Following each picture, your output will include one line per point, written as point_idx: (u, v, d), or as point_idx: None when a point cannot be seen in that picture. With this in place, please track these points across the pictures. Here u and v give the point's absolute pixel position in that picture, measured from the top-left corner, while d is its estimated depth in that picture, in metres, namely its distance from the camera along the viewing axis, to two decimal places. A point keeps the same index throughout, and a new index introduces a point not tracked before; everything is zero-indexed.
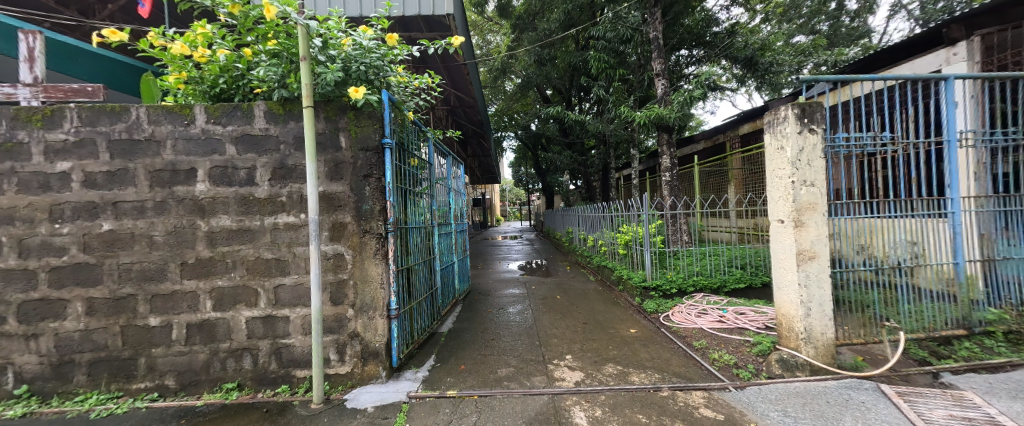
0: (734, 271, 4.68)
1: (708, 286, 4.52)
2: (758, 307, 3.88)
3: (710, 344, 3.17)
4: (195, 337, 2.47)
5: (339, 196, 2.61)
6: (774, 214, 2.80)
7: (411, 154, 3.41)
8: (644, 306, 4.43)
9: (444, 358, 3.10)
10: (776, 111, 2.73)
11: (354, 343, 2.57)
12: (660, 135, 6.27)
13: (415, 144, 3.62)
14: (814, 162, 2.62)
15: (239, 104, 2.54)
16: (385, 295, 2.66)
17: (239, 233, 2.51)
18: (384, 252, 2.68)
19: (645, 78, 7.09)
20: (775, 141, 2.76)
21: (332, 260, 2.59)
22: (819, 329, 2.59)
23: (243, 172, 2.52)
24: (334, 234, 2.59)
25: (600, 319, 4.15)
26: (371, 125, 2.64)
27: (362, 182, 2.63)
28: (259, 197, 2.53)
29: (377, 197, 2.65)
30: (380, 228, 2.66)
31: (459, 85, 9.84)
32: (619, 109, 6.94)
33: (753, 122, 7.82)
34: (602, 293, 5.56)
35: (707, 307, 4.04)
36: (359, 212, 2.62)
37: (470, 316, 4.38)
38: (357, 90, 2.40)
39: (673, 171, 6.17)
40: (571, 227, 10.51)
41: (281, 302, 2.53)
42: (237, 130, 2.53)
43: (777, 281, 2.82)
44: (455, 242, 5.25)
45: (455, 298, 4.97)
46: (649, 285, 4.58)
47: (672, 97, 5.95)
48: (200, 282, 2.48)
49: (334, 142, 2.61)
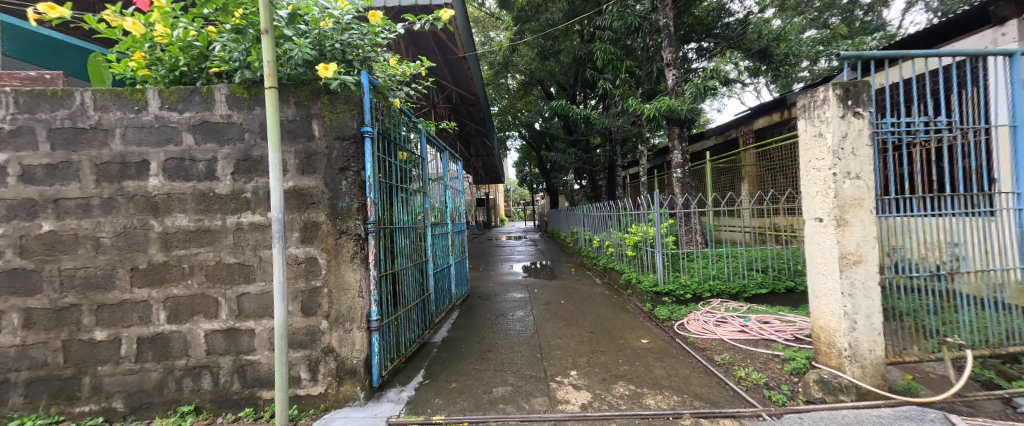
0: (755, 274, 4.27)
1: (726, 291, 4.14)
2: (783, 315, 3.50)
3: (734, 359, 2.80)
4: (148, 353, 2.17)
5: (312, 192, 2.29)
6: (810, 212, 2.43)
7: (398, 147, 3.08)
8: (655, 312, 4.07)
9: (434, 374, 2.77)
10: (813, 92, 2.37)
11: (328, 360, 2.26)
12: (671, 129, 5.89)
13: (405, 137, 3.31)
14: (860, 151, 2.25)
15: (197, 88, 2.23)
16: (364, 304, 2.34)
17: (198, 234, 2.21)
18: (364, 256, 2.36)
19: (655, 70, 6.70)
20: (811, 127, 2.40)
21: (304, 265, 2.27)
22: (867, 346, 2.22)
23: (201, 165, 2.22)
24: (305, 234, 2.28)
25: (608, 327, 3.79)
26: (347, 110, 2.33)
27: (338, 176, 2.31)
28: (220, 193, 2.23)
29: (355, 193, 2.33)
30: (359, 229, 2.34)
31: (460, 81, 9.61)
32: (626, 102, 6.58)
33: (768, 116, 7.41)
34: (610, 297, 5.20)
35: (727, 315, 3.66)
36: (335, 210, 2.30)
37: (466, 324, 4.05)
38: (326, 68, 2.08)
39: (684, 168, 5.78)
40: (576, 227, 10.15)
41: (245, 313, 2.22)
42: (195, 117, 2.22)
43: (814, 289, 2.45)
44: (452, 243, 4.93)
45: (451, 303, 4.65)
46: (660, 289, 4.22)
47: (683, 88, 5.59)
48: (153, 290, 2.18)
49: (306, 131, 2.29)
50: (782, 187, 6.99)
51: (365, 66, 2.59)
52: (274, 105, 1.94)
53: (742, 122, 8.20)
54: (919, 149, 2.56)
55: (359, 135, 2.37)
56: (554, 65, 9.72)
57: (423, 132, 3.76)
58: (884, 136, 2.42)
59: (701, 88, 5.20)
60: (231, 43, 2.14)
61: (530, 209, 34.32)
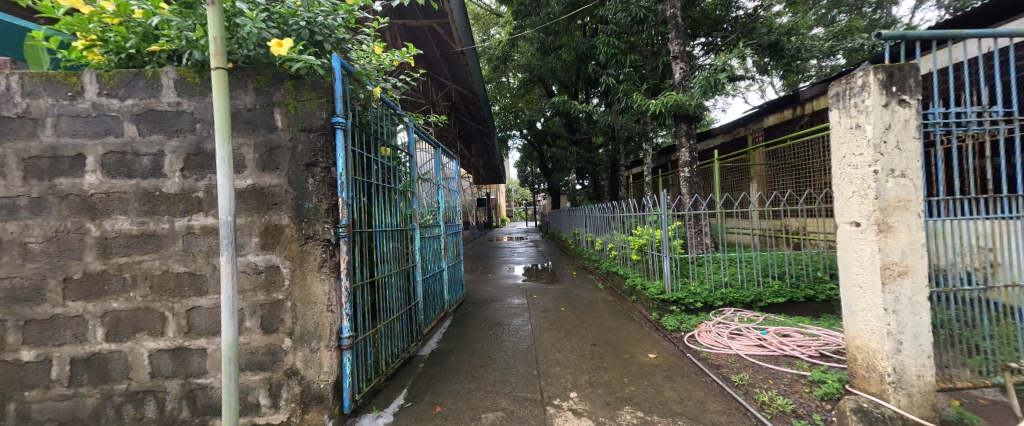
0: (770, 282, 3.93)
1: (740, 300, 3.81)
2: (804, 328, 3.20)
3: (753, 379, 2.50)
4: (83, 376, 1.89)
5: (273, 191, 2.00)
6: (845, 215, 2.12)
7: (380, 143, 2.79)
8: (663, 322, 3.77)
9: (417, 395, 2.48)
10: (849, 78, 2.05)
11: (291, 384, 1.97)
12: (678, 126, 5.57)
13: (387, 130, 3.01)
14: (905, 145, 1.94)
15: (142, 71, 1.95)
16: (334, 319, 2.05)
17: (141, 239, 1.93)
18: (334, 264, 2.07)
19: (661, 64, 6.38)
20: (847, 118, 2.09)
21: (264, 274, 1.98)
22: (914, 372, 1.91)
23: (146, 160, 1.93)
24: (265, 240, 1.99)
25: (612, 339, 3.49)
26: (314, 98, 2.04)
27: (304, 173, 2.02)
28: (167, 193, 1.94)
29: (323, 192, 2.05)
30: (327, 233, 2.04)
31: (459, 78, 9.42)
32: (631, 98, 6.26)
33: (779, 113, 7.09)
34: (613, 304, 4.89)
35: (742, 326, 3.36)
36: (300, 212, 2.02)
37: (458, 334, 3.76)
38: (280, 44, 1.78)
39: (693, 166, 5.45)
40: (578, 228, 9.81)
41: (195, 330, 1.94)
42: (139, 105, 1.94)
43: (850, 304, 2.13)
44: (445, 246, 4.64)
45: (444, 310, 4.37)
46: (668, 297, 3.93)
47: (691, 82, 5.26)
48: (89, 304, 1.89)
49: (267, 121, 2.01)
50: (793, 187, 6.67)
51: (339, 50, 2.28)
52: (221, 88, 1.64)
53: (750, 120, 7.89)
54: (971, 144, 2.25)
55: (329, 126, 2.09)
56: (555, 61, 9.51)
57: (410, 127, 3.47)
58: (931, 128, 2.10)
59: (710, 81, 4.90)
60: (176, 17, 1.84)
61: (531, 210, 33.85)
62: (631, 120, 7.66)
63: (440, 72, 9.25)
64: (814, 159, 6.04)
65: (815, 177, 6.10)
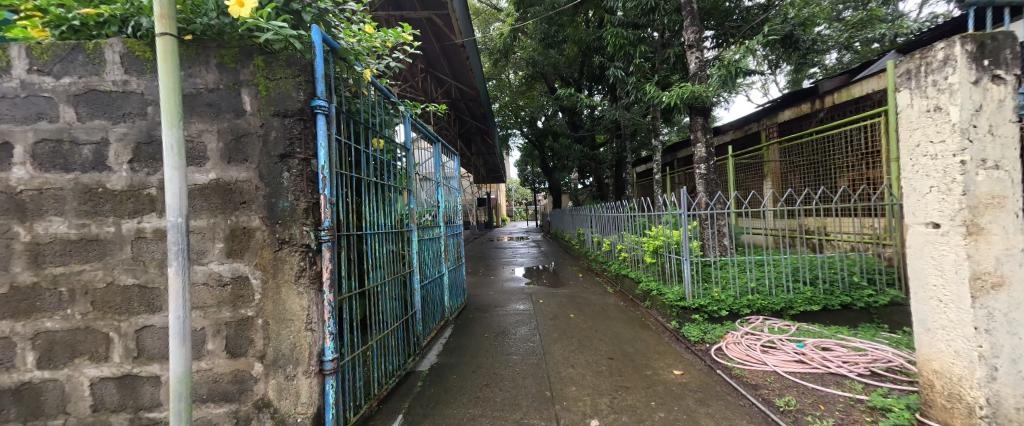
0: (801, 288, 3.56)
1: (768, 307, 3.46)
2: (846, 341, 2.88)
3: (801, 404, 2.17)
4: (11, 411, 1.56)
5: (241, 188, 1.68)
6: (920, 215, 1.79)
7: (370, 133, 2.45)
8: (684, 331, 3.45)
9: (414, 423, 2.16)
10: (927, 51, 1.72)
11: (262, 418, 1.65)
12: (693, 119, 5.22)
13: (380, 120, 2.69)
14: (999, 130, 1.61)
15: (81, 44, 1.62)
16: (315, 340, 1.72)
17: (80, 245, 1.60)
18: (315, 273, 1.75)
19: (673, 54, 6.04)
20: (920, 100, 1.76)
21: (229, 287, 1.66)
22: (1012, 403, 1.59)
23: (86, 150, 1.61)
24: (231, 246, 1.66)
25: (629, 352, 3.17)
26: (290, 77, 1.71)
27: (277, 166, 1.70)
28: (112, 189, 1.62)
29: (300, 189, 1.72)
30: (305, 237, 1.72)
31: (459, 74, 9.13)
32: (641, 91, 5.93)
33: (795, 107, 6.74)
34: (625, 310, 4.56)
35: (775, 338, 3.04)
36: (272, 213, 1.69)
37: (460, 345, 3.44)
38: (241, 3, 1.44)
39: (709, 162, 5.11)
40: (582, 228, 9.49)
41: (146, 354, 1.62)
42: (78, 84, 1.61)
43: (924, 320, 1.82)
44: (445, 248, 4.32)
45: (444, 318, 4.04)
46: (688, 305, 3.60)
47: (708, 72, 4.92)
48: (15, 324, 1.56)
49: (233, 103, 1.68)
50: (810, 185, 6.32)
51: (321, 23, 1.95)
52: (167, 58, 1.30)
53: (763, 115, 7.61)
54: None
55: (309, 110, 1.76)
56: (558, 55, 9.26)
57: (406, 117, 3.15)
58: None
59: (729, 71, 4.57)
60: None
61: (533, 209, 33.34)
62: (638, 114, 7.30)
63: (440, 68, 8.94)
64: (834, 155, 5.68)
65: (836, 174, 5.76)
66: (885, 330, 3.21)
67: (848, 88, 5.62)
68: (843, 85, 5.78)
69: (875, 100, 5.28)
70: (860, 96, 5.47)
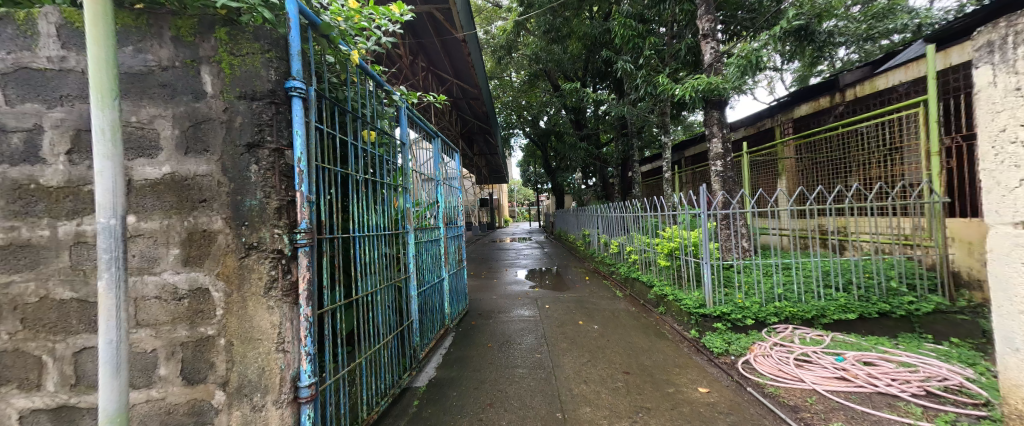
0: (833, 295, 3.25)
1: (798, 316, 3.15)
2: (891, 356, 2.59)
3: None
4: None
5: (200, 184, 1.42)
6: (1011, 214, 1.49)
7: (359, 123, 2.19)
8: (705, 341, 3.18)
9: None
10: (1018, 18, 1.43)
11: None
12: (708, 113, 4.93)
13: (371, 109, 2.44)
14: None
15: (10, 14, 1.37)
16: (289, 363, 1.46)
17: (8, 251, 1.35)
18: (289, 284, 1.49)
19: (685, 46, 5.75)
20: (1008, 77, 1.49)
21: (186, 301, 1.39)
22: None
23: (16, 139, 1.35)
24: (188, 253, 1.40)
25: (647, 366, 2.88)
26: (258, 53, 1.45)
27: (243, 158, 1.43)
28: (46, 185, 1.36)
29: (271, 186, 1.45)
30: (277, 242, 1.45)
31: (461, 73, 8.90)
32: (651, 85, 5.65)
33: (813, 101, 6.43)
34: (637, 316, 4.28)
35: (809, 350, 2.76)
36: (237, 212, 1.43)
37: (462, 357, 3.18)
38: None
39: (726, 158, 4.81)
40: (588, 229, 9.19)
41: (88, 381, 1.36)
42: (7, 60, 1.37)
43: (1010, 339, 1.54)
44: (445, 251, 4.04)
45: (444, 326, 3.77)
46: (709, 312, 3.31)
47: (724, 63, 4.64)
48: None
49: (191, 84, 1.42)
50: (827, 183, 6.03)
51: None
52: (96, 22, 1.03)
53: (777, 110, 7.30)
54: None
55: (284, 94, 1.51)
56: (562, 52, 9.06)
57: (402, 108, 2.91)
58: None
59: (749, 60, 4.28)
60: None
61: (535, 209, 33.04)
62: (645, 111, 7.03)
63: (442, 66, 8.77)
64: (856, 151, 5.39)
65: (859, 171, 5.45)
66: (929, 342, 2.92)
67: (872, 80, 5.35)
68: (865, 77, 5.51)
69: (900, 93, 5.02)
70: (884, 89, 5.20)
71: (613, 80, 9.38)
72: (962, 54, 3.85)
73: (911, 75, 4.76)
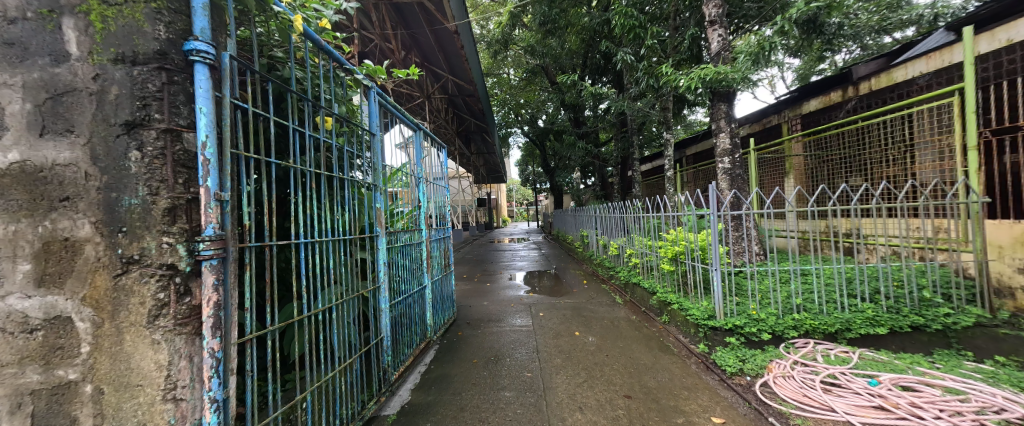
0: (858, 305, 2.91)
1: (819, 330, 2.80)
2: (929, 379, 2.26)
3: None
4: None
5: (63, 174, 0.98)
6: None
7: (310, 107, 1.82)
8: (715, 358, 2.83)
9: None
10: None
11: None
12: (715, 106, 4.57)
13: (327, 92, 2.06)
14: None
15: None
16: (183, 416, 1.11)
17: None
18: (188, 310, 1.13)
19: (691, 35, 5.38)
20: None
21: (39, 336, 0.95)
22: None
23: None
24: (41, 270, 0.95)
25: (653, 388, 2.53)
26: (140, 4, 1.08)
27: (119, 141, 1.05)
28: None
29: (159, 181, 1.09)
30: (167, 255, 1.10)
31: (456, 69, 8.56)
32: (653, 77, 5.31)
33: (823, 95, 6.09)
34: (639, 326, 3.93)
35: (837, 371, 2.41)
36: (111, 215, 1.03)
37: (442, 377, 2.83)
38: None
39: (734, 155, 4.45)
40: (586, 230, 8.83)
41: None
42: None
43: None
44: (428, 255, 3.68)
45: (425, 338, 3.42)
46: (720, 325, 2.96)
47: (733, 51, 4.28)
48: None
49: (53, 38, 0.98)
50: (838, 183, 5.69)
51: None
52: None
53: (783, 106, 6.96)
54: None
55: (183, 59, 1.16)
56: (559, 46, 8.73)
57: (373, 92, 2.55)
58: None
59: (760, 48, 3.93)
60: None
61: (534, 210, 32.69)
62: (647, 106, 6.67)
63: (436, 62, 8.46)
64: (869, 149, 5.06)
65: (872, 169, 5.12)
66: (969, 360, 2.58)
67: (888, 72, 5.03)
68: (881, 69, 5.19)
69: (919, 86, 4.71)
70: (901, 81, 4.89)
71: (613, 75, 9.02)
72: (989, 41, 3.54)
73: (933, 66, 4.44)
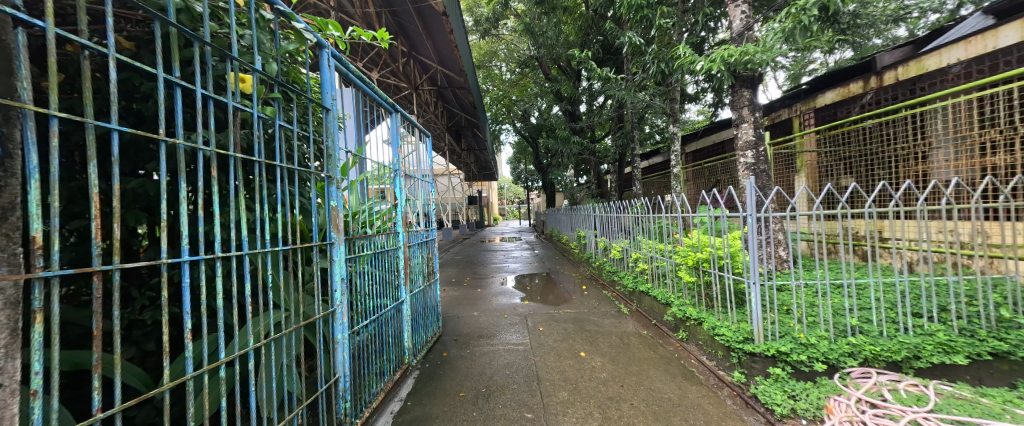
0: (924, 327, 2.45)
1: (882, 357, 2.31)
2: None
3: None
4: None
5: None
6: None
7: (212, 52, 1.21)
8: (757, 392, 2.33)
9: None
10: None
11: None
12: (736, 94, 4.05)
13: (245, 39, 1.43)
14: None
15: None
16: None
17: None
18: None
19: (706, 18, 4.85)
20: None
21: None
22: None
23: None
24: None
25: None
26: None
27: None
28: None
29: None
30: None
31: (446, 58, 7.83)
32: (662, 64, 4.78)
33: (840, 86, 5.59)
34: (654, 343, 3.41)
35: (918, 416, 1.90)
36: None
37: (422, 419, 2.26)
38: None
39: (757, 149, 3.95)
40: (583, 231, 8.30)
41: None
42: None
43: None
44: (408, 262, 3.07)
45: (403, 363, 2.84)
46: (761, 351, 2.44)
47: (759, 30, 3.76)
48: None
49: None
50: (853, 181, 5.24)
51: None
52: None
53: (794, 100, 6.50)
54: None
55: None
56: (556, 35, 8.16)
57: (326, 52, 1.94)
58: None
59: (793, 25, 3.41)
60: None
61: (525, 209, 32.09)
62: (653, 98, 6.17)
63: (423, 50, 7.79)
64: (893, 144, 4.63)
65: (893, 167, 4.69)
66: None
67: (918, 60, 4.57)
68: (909, 57, 4.73)
69: (953, 75, 4.29)
70: (932, 70, 4.43)
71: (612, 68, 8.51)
72: None
73: (973, 52, 4.03)
